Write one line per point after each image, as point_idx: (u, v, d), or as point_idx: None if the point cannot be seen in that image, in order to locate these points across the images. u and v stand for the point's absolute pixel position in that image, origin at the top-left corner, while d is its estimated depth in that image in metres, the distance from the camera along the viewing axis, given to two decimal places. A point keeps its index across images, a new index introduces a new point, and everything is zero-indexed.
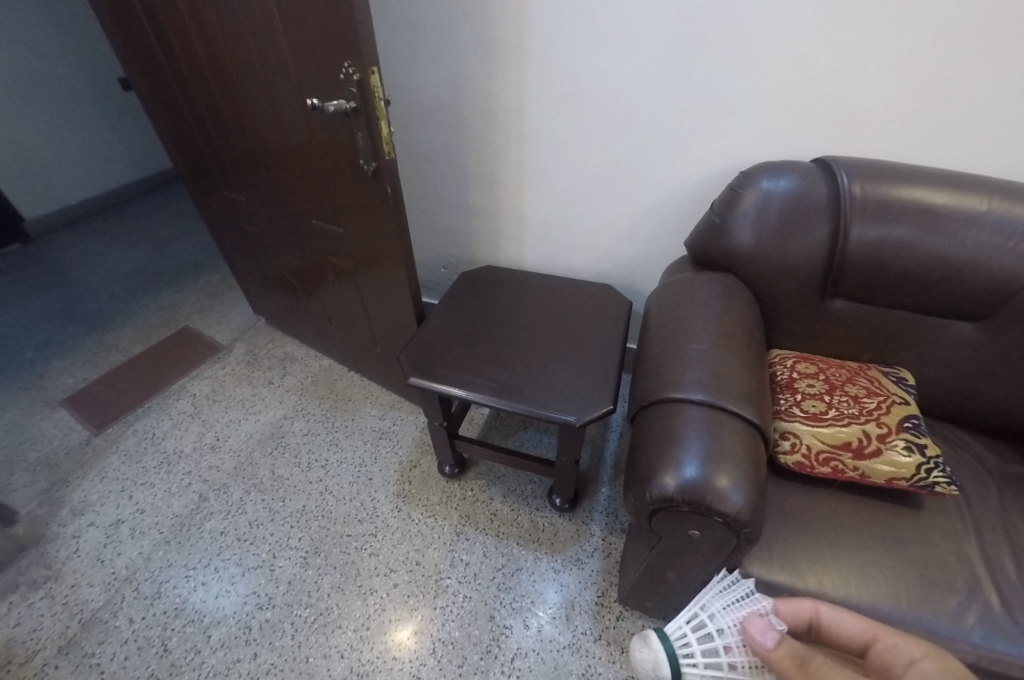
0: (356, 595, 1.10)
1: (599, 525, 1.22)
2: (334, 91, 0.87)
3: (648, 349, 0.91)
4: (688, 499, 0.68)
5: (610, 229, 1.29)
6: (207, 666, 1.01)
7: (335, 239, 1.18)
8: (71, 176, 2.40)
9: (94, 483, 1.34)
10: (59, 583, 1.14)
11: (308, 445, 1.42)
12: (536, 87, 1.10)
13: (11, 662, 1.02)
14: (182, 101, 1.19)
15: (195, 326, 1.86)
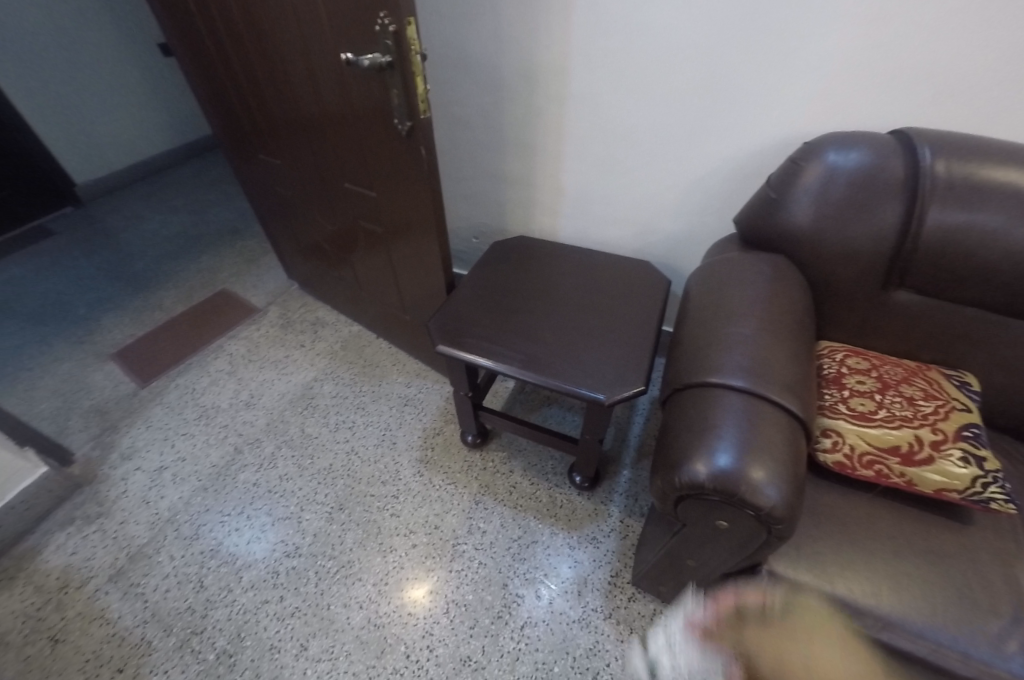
0: (376, 551, 1.15)
1: (618, 506, 1.21)
2: (368, 44, 0.82)
3: (686, 330, 0.86)
4: (719, 488, 0.65)
5: (650, 205, 1.23)
6: (237, 604, 1.08)
7: (367, 204, 1.16)
8: (119, 137, 2.47)
9: (141, 430, 1.43)
10: (110, 518, 1.24)
11: (336, 407, 1.46)
12: (580, 49, 1.03)
13: (68, 585, 1.12)
14: (218, 59, 1.17)
15: (234, 287, 1.92)
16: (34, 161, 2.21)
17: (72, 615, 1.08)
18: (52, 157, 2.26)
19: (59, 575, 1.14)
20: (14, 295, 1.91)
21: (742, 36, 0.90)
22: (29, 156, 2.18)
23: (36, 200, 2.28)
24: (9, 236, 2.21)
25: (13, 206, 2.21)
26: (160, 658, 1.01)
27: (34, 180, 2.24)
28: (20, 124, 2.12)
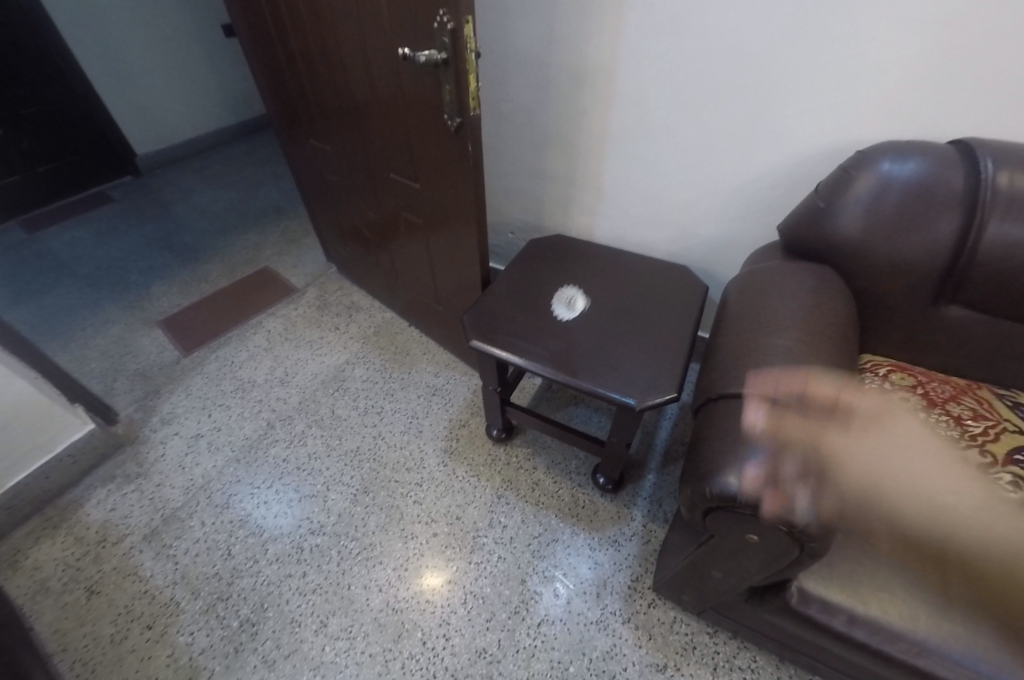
0: (398, 536, 1.16)
1: (641, 510, 1.19)
2: (425, 42, 0.84)
3: (724, 338, 0.85)
4: (752, 502, 0.64)
5: (693, 207, 1.21)
6: (262, 575, 1.11)
7: (411, 194, 1.18)
8: (176, 116, 2.58)
9: (181, 397, 1.49)
10: (148, 480, 1.29)
11: (366, 392, 1.49)
12: (632, 47, 1.02)
13: (106, 540, 1.18)
14: (278, 45, 1.21)
15: (274, 267, 1.97)
16: (97, 131, 2.32)
17: (108, 568, 1.13)
18: (115, 130, 2.37)
19: (98, 529, 1.20)
20: (71, 259, 2.01)
21: (803, 38, 0.87)
22: (93, 126, 2.30)
23: (99, 169, 2.41)
24: (71, 202, 2.34)
25: (78, 173, 2.34)
26: (188, 620, 1.05)
27: (97, 150, 2.36)
28: (86, 97, 2.23)
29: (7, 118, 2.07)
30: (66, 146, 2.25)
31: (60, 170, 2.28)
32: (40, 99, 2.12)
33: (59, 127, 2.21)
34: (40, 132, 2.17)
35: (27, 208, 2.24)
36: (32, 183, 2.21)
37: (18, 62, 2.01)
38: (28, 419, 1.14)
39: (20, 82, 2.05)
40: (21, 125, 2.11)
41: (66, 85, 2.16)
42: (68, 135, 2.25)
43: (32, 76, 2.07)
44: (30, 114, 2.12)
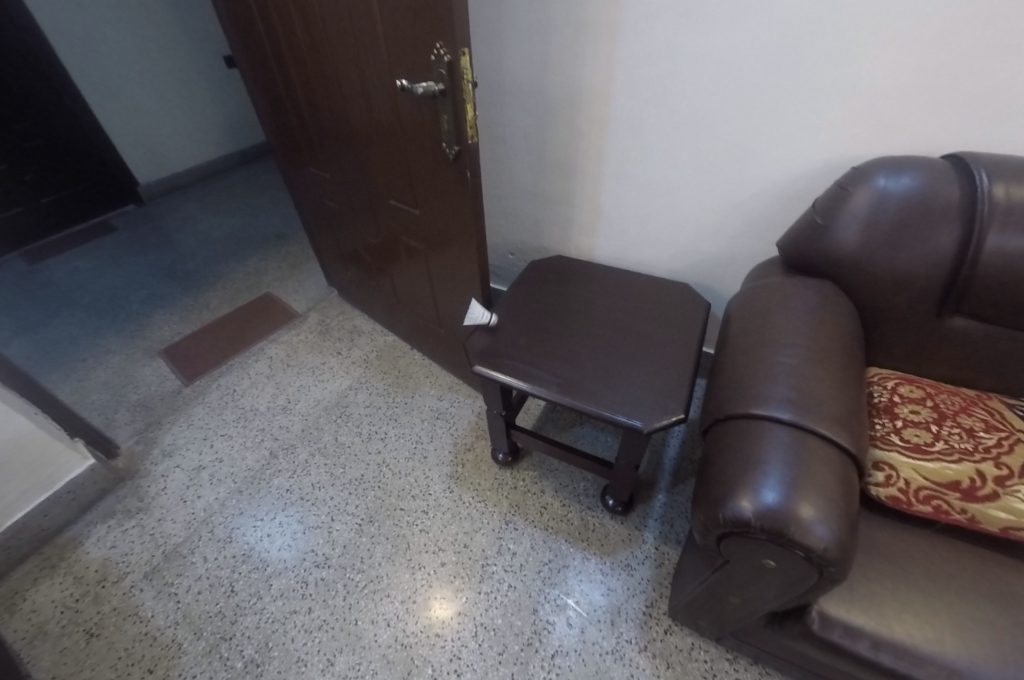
0: (405, 567, 1.14)
1: (653, 532, 1.17)
2: (422, 73, 0.85)
3: (729, 357, 0.84)
4: (767, 527, 0.62)
5: (692, 224, 1.21)
6: (266, 612, 1.08)
7: (411, 221, 1.19)
8: (177, 146, 2.62)
9: (182, 428, 1.48)
10: (148, 515, 1.27)
11: (369, 418, 1.48)
12: (626, 70, 1.04)
13: (106, 579, 1.15)
14: (278, 78, 1.23)
15: (275, 293, 1.98)
16: (100, 162, 2.35)
17: (108, 609, 1.10)
18: (117, 160, 2.40)
19: (98, 568, 1.17)
20: (73, 289, 2.02)
21: (794, 57, 0.89)
22: (95, 158, 2.33)
23: (101, 199, 2.43)
24: (74, 233, 2.36)
25: (80, 203, 2.36)
26: (190, 662, 1.02)
27: (100, 181, 2.39)
28: (88, 129, 2.26)
29: (10, 152, 2.10)
30: (69, 178, 2.28)
31: (63, 200, 2.30)
32: (43, 132, 2.15)
33: (62, 159, 2.24)
34: (43, 165, 2.19)
35: (30, 239, 2.26)
36: (35, 215, 2.23)
37: (21, 98, 2.05)
38: (27, 456, 1.12)
39: (22, 117, 2.08)
40: (25, 159, 2.14)
41: (69, 119, 2.20)
42: (71, 167, 2.27)
43: (35, 111, 2.10)
44: (33, 148, 2.15)
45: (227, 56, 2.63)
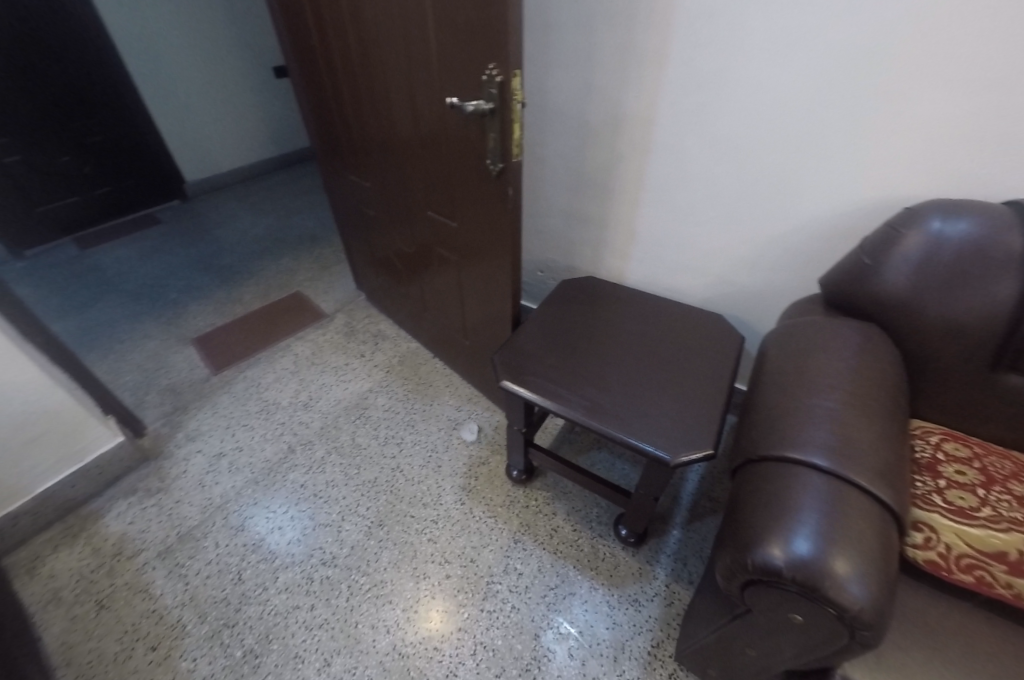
0: (409, 575, 1.13)
1: (664, 568, 1.13)
2: (473, 91, 0.87)
3: (764, 395, 0.81)
4: (799, 579, 0.59)
5: (728, 256, 1.19)
6: (271, 604, 1.09)
7: (447, 231, 1.20)
8: (225, 147, 2.75)
9: (207, 415, 1.52)
10: (167, 496, 1.30)
11: (387, 421, 1.49)
12: (671, 98, 1.03)
13: (121, 553, 1.18)
14: (329, 88, 1.28)
15: (306, 292, 2.03)
16: (153, 159, 2.49)
17: (120, 583, 1.13)
18: (169, 157, 2.54)
19: (115, 542, 1.20)
20: (118, 275, 2.12)
21: (846, 95, 0.87)
22: (149, 154, 2.47)
23: (151, 193, 2.56)
24: (122, 223, 2.49)
25: (131, 195, 2.49)
26: (192, 645, 1.03)
27: (150, 176, 2.52)
28: (145, 127, 2.41)
29: (72, 145, 2.23)
30: (123, 171, 2.41)
31: (115, 193, 2.43)
32: (104, 128, 2.29)
33: (119, 153, 2.37)
34: (101, 158, 2.33)
35: (82, 226, 2.38)
36: (94, 202, 2.37)
37: (90, 95, 2.19)
38: (58, 432, 1.17)
39: (88, 112, 2.22)
40: (85, 152, 2.27)
41: (129, 117, 2.34)
42: (126, 162, 2.41)
43: (100, 108, 2.24)
44: (93, 142, 2.28)
45: (279, 66, 2.78)
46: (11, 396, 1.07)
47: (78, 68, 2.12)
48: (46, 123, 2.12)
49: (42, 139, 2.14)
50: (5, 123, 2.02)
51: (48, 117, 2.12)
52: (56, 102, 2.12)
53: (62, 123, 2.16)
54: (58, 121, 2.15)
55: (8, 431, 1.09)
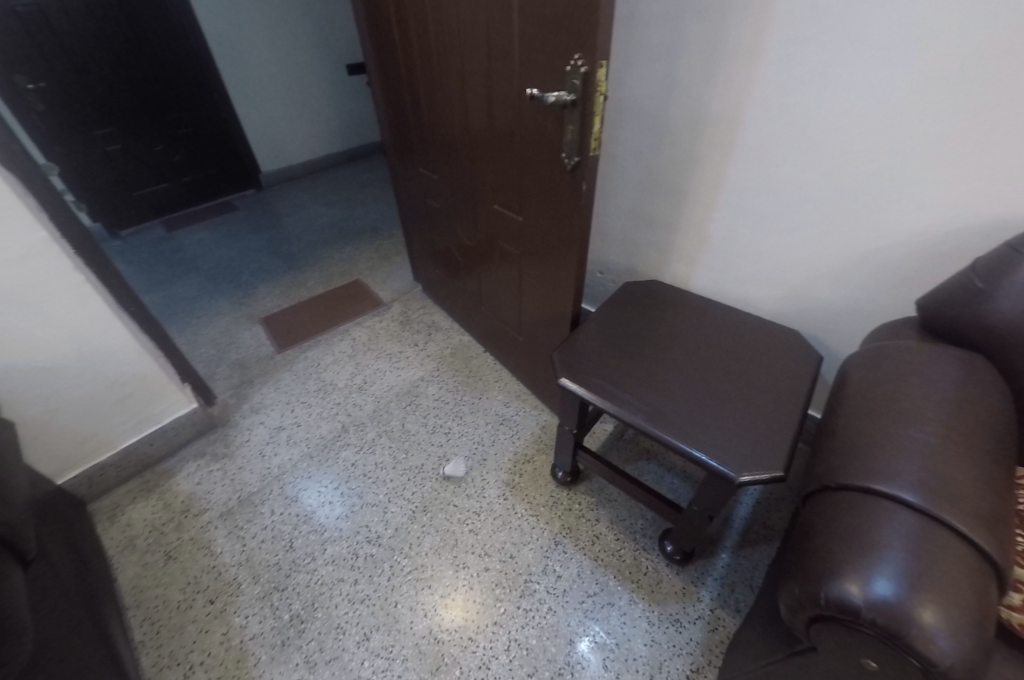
0: (449, 563, 1.15)
1: (710, 591, 1.08)
2: (555, 83, 0.86)
3: (845, 421, 0.75)
4: (879, 622, 0.54)
5: (808, 267, 1.11)
6: (318, 574, 1.14)
7: (512, 226, 1.20)
8: (300, 138, 2.91)
9: (270, 390, 1.61)
10: (231, 461, 1.39)
11: (436, 410, 1.51)
12: (760, 97, 0.98)
13: (189, 510, 1.28)
14: (405, 83, 1.31)
15: (367, 280, 2.11)
16: (234, 149, 2.67)
17: (186, 537, 1.22)
18: (248, 148, 2.71)
19: (184, 499, 1.30)
20: (199, 254, 2.30)
21: (969, 96, 0.78)
22: (231, 145, 2.64)
23: (230, 181, 2.75)
24: (203, 207, 2.69)
25: (213, 183, 2.69)
26: (245, 603, 1.10)
27: (232, 164, 2.70)
28: (230, 120, 2.58)
29: (166, 135, 2.42)
30: (207, 160, 2.60)
31: (199, 180, 2.63)
32: (195, 119, 2.47)
33: (206, 142, 2.56)
34: (189, 148, 2.52)
35: (170, 208, 2.59)
36: (182, 187, 2.58)
37: (186, 86, 2.37)
38: (141, 395, 1.28)
39: (183, 103, 2.40)
40: (176, 142, 2.46)
41: (216, 110, 2.52)
42: (210, 152, 2.59)
43: (193, 100, 2.42)
44: (184, 132, 2.47)
45: (353, 64, 2.92)
46: (104, 358, 1.18)
47: (178, 62, 2.30)
48: (146, 112, 2.31)
49: (141, 128, 2.34)
50: (112, 114, 2.22)
51: (148, 109, 2.31)
52: (157, 93, 2.31)
53: (159, 115, 2.35)
54: (157, 111, 2.34)
55: (99, 392, 1.20)
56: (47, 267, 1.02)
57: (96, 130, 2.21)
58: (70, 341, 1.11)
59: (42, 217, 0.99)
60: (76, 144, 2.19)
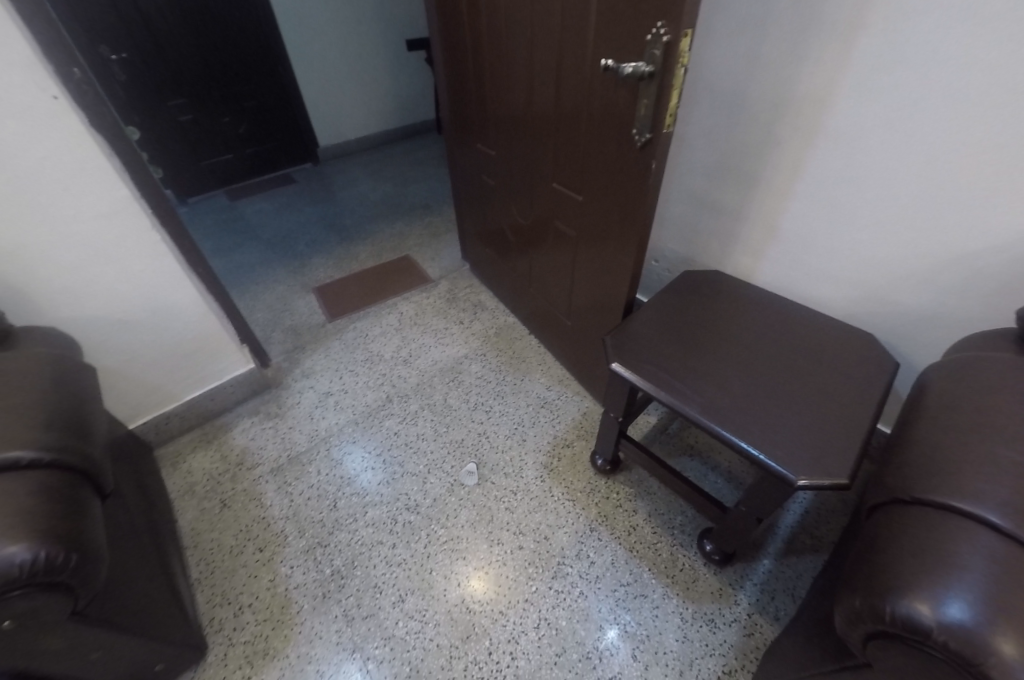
0: (484, 538, 1.17)
1: (748, 596, 1.04)
2: (634, 53, 0.82)
3: (923, 432, 0.70)
4: (952, 646, 0.51)
5: (890, 266, 1.03)
6: (359, 534, 1.19)
7: (570, 207, 1.18)
8: (358, 113, 2.96)
9: (321, 356, 1.67)
10: (283, 421, 1.47)
11: (478, 388, 1.53)
12: (853, 78, 0.90)
13: (244, 463, 1.36)
14: (469, 58, 1.29)
15: (416, 256, 2.13)
16: (294, 123, 2.74)
17: (240, 488, 1.30)
18: (308, 122, 2.78)
19: (239, 452, 1.38)
20: (260, 223, 2.40)
21: None
22: (293, 118, 2.72)
23: (290, 153, 2.84)
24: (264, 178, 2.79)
25: (274, 155, 2.78)
26: (291, 554, 1.16)
27: (293, 137, 2.78)
28: (293, 94, 2.64)
29: (233, 107, 2.51)
30: (270, 133, 2.69)
31: (261, 151, 2.72)
32: (261, 92, 2.55)
33: (270, 115, 2.64)
34: (254, 120, 2.60)
35: (235, 178, 2.71)
36: (246, 158, 2.68)
37: (254, 59, 2.44)
38: (204, 352, 1.36)
39: (250, 76, 2.48)
40: (243, 114, 2.55)
41: (281, 83, 2.58)
42: (273, 124, 2.68)
43: (259, 73, 2.49)
44: (250, 105, 2.55)
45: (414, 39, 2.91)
46: (173, 315, 1.25)
47: (248, 35, 2.36)
48: (216, 84, 2.40)
49: (211, 100, 2.43)
50: (185, 85, 2.32)
51: (218, 81, 2.40)
52: (227, 65, 2.38)
53: (228, 87, 2.44)
54: (226, 83, 2.43)
55: (168, 346, 1.28)
56: (128, 225, 1.09)
57: (170, 100, 2.33)
58: (145, 296, 1.18)
59: (125, 176, 1.05)
60: (153, 113, 2.31)
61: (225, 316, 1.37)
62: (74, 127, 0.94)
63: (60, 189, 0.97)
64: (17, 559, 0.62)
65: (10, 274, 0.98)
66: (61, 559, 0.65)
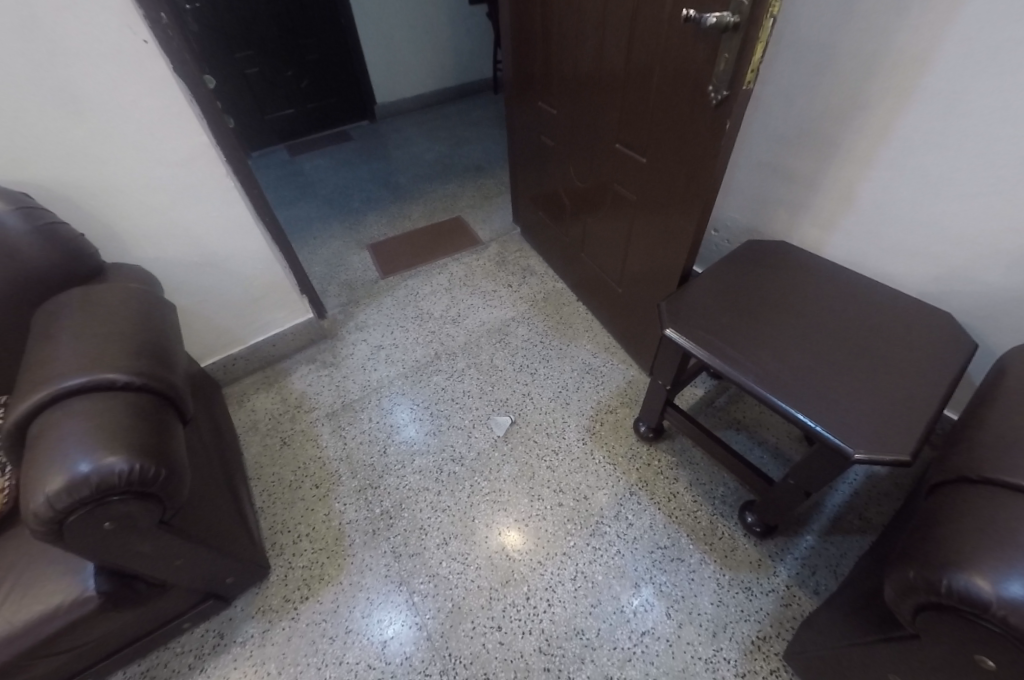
0: (524, 493, 1.21)
1: (788, 569, 1.04)
2: (718, 1, 0.76)
3: (1001, 413, 0.67)
4: (1011, 622, 0.50)
5: (977, 243, 0.96)
6: (406, 480, 1.26)
7: (632, 169, 1.15)
8: (412, 72, 2.93)
9: (374, 312, 1.73)
10: (337, 370, 1.54)
11: (524, 351, 1.55)
12: (965, 32, 0.82)
13: (302, 406, 1.45)
14: (536, 9, 1.25)
15: (466, 219, 2.14)
16: (351, 80, 2.75)
17: (298, 428, 1.40)
18: (365, 80, 2.79)
19: (298, 396, 1.48)
20: (315, 180, 2.46)
21: None
22: (349, 75, 2.73)
23: (345, 112, 2.87)
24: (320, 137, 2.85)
25: (330, 113, 2.82)
26: (344, 493, 1.25)
27: (348, 95, 2.80)
28: (350, 50, 2.64)
29: (296, 62, 2.54)
30: (327, 90, 2.72)
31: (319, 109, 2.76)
32: (321, 47, 2.56)
33: (328, 71, 2.65)
34: (315, 77, 2.63)
35: (292, 135, 2.77)
36: (304, 115, 2.73)
37: (315, 13, 2.44)
38: (269, 299, 1.44)
39: (312, 30, 2.49)
40: (304, 70, 2.58)
41: (340, 38, 2.58)
42: (332, 82, 2.70)
43: (321, 28, 2.50)
44: (310, 60, 2.57)
45: None
46: (243, 262, 1.33)
47: None
48: (279, 37, 2.43)
49: (274, 54, 2.47)
50: (250, 38, 2.37)
51: (281, 35, 2.43)
52: (290, 19, 2.40)
53: (289, 41, 2.46)
54: (288, 37, 2.45)
55: (237, 290, 1.36)
56: (204, 172, 1.14)
57: (237, 53, 2.38)
58: (218, 242, 1.26)
59: (204, 125, 1.10)
60: (220, 66, 2.38)
61: (287, 266, 1.43)
62: (159, 73, 0.99)
63: (147, 133, 1.03)
64: (116, 468, 0.69)
65: (102, 213, 1.07)
66: (151, 473, 0.72)
